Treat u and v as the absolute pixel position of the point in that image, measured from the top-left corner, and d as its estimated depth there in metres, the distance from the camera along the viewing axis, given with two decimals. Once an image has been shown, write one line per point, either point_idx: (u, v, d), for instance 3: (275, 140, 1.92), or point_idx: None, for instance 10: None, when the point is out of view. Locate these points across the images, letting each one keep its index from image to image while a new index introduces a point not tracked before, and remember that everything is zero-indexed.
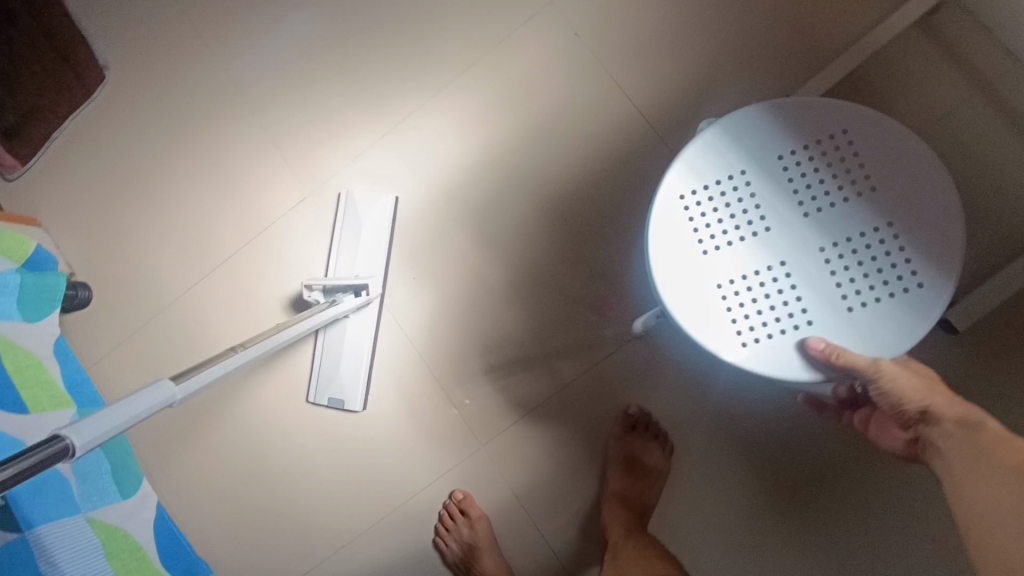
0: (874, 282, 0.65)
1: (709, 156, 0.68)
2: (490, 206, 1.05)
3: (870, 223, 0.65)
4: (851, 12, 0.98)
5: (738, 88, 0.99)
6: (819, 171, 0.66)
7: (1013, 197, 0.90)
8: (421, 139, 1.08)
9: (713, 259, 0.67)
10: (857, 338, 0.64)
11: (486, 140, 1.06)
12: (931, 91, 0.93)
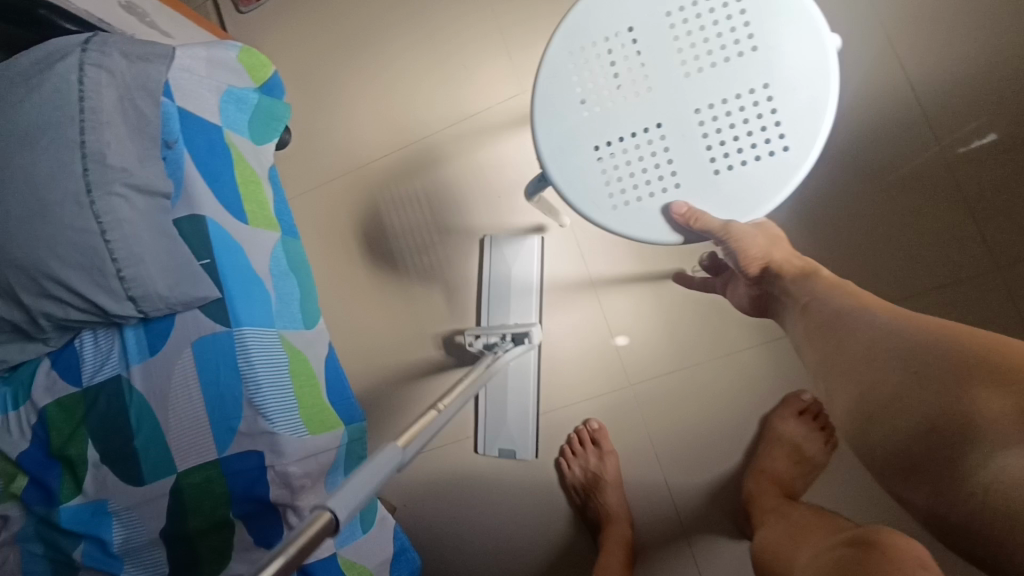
0: (752, 150, 0.62)
1: (596, 11, 0.64)
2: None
3: (744, 85, 0.62)
4: None
5: (1012, 94, 0.92)
6: (694, 30, 0.62)
7: None
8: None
9: (595, 121, 0.65)
10: (718, 205, 0.63)
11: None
12: None
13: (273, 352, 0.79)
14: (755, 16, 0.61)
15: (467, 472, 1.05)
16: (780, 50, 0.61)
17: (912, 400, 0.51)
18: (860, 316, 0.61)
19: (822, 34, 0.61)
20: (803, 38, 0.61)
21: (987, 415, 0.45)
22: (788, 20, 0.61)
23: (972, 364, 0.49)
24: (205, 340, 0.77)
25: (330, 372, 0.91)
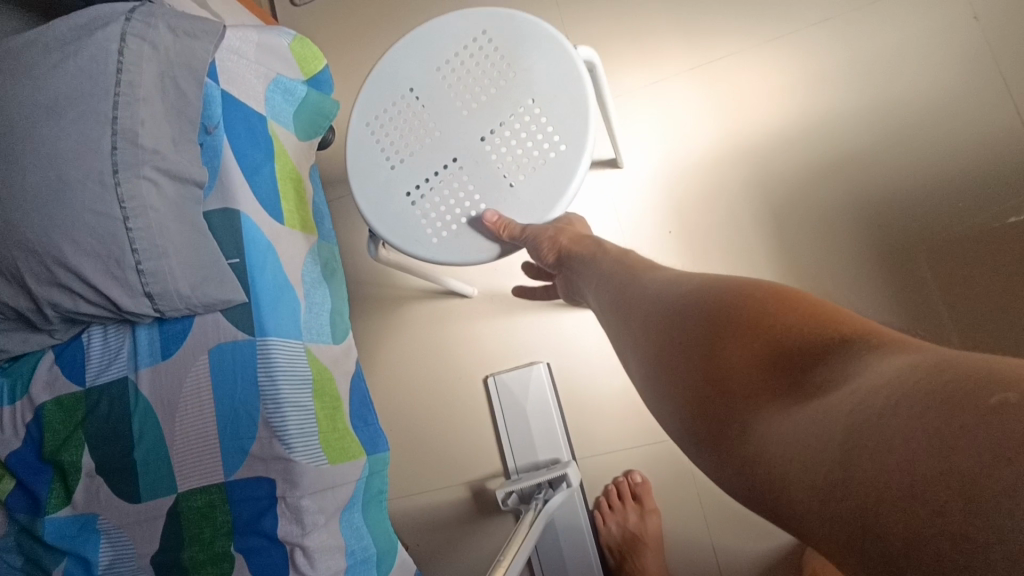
0: (515, 159, 0.61)
1: (375, 81, 0.66)
2: (795, 181, 0.88)
3: (517, 104, 0.61)
4: None
5: None
6: (456, 72, 0.63)
7: None
8: (731, 83, 0.92)
9: (397, 174, 0.64)
10: (531, 213, 0.61)
11: (823, 110, 0.88)
12: None
13: (300, 370, 0.71)
14: (507, 48, 0.62)
15: (491, 517, 0.95)
16: (532, 71, 0.61)
17: (683, 375, 0.44)
18: (652, 276, 0.56)
19: (555, 49, 0.61)
20: (555, 57, 0.61)
21: (744, 377, 0.39)
22: (540, 45, 0.61)
23: (745, 321, 0.42)
24: (224, 347, 0.70)
25: (356, 394, 0.82)
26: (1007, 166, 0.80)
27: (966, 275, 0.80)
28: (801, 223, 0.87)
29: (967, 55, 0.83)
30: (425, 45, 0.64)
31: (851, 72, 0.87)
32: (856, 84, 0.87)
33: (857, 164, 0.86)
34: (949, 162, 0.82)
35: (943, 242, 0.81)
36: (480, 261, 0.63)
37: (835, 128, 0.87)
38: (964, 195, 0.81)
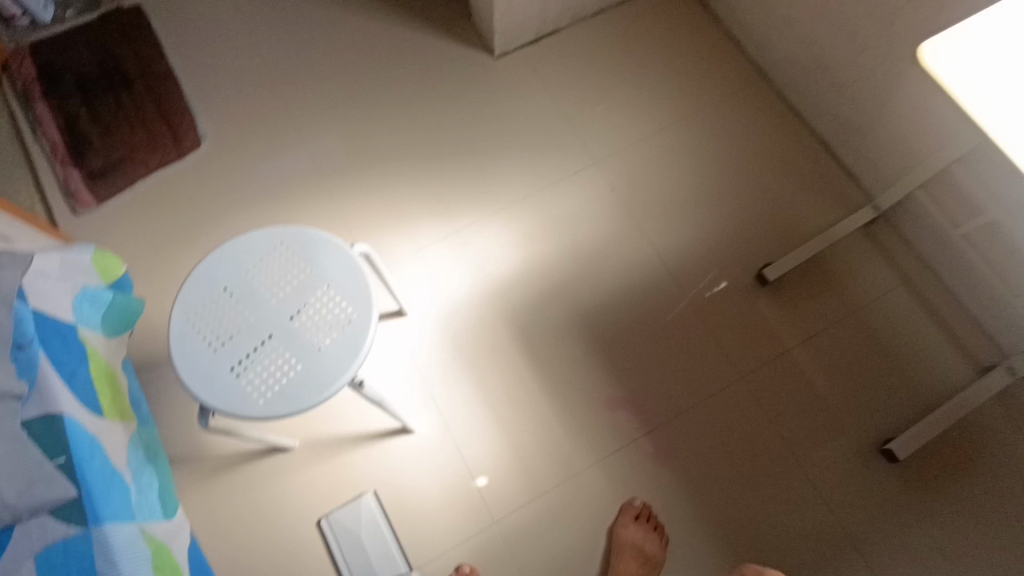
0: (320, 328, 0.80)
1: (193, 286, 0.83)
2: (533, 306, 1.21)
3: (314, 288, 0.82)
4: (822, 204, 1.27)
5: (729, 247, 1.25)
6: (263, 272, 0.83)
7: (933, 361, 1.17)
8: (476, 244, 1.25)
9: (220, 354, 0.79)
10: (339, 366, 0.78)
11: (541, 255, 1.25)
12: (873, 277, 1.23)
13: (137, 550, 0.76)
14: (301, 250, 0.84)
15: None
16: (322, 264, 0.83)
17: None
18: None
19: (336, 246, 0.84)
20: (336, 251, 0.84)
21: None
22: (325, 246, 0.84)
23: None
24: (53, 549, 0.72)
25: (194, 561, 0.88)
26: (653, 278, 1.24)
27: (650, 352, 1.19)
28: (543, 334, 1.19)
29: (615, 211, 1.29)
30: (235, 255, 0.84)
31: (552, 230, 1.28)
32: (558, 237, 1.27)
33: (569, 288, 1.23)
34: (622, 280, 1.24)
35: (631, 331, 1.20)
36: (306, 410, 0.77)
37: (551, 267, 1.24)
38: (636, 300, 1.22)
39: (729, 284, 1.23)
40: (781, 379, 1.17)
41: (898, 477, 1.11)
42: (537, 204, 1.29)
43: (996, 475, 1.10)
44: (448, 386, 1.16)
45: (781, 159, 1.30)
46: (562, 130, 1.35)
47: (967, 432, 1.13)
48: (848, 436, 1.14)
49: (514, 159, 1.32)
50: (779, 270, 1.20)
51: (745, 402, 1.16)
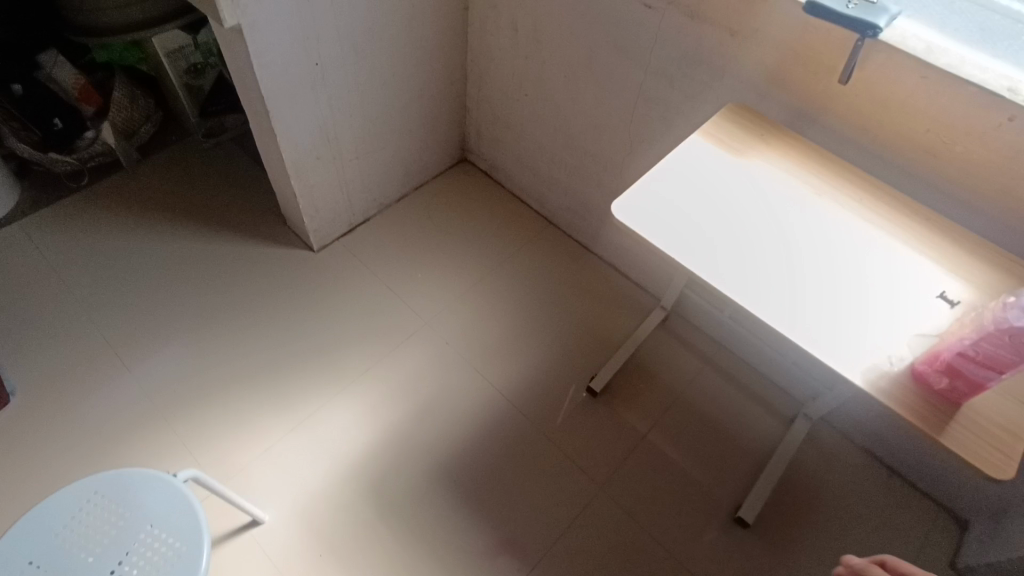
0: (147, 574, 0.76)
1: None
2: (394, 477, 1.23)
3: (138, 531, 0.79)
4: (625, 314, 1.48)
5: (560, 370, 1.39)
6: (76, 530, 0.79)
7: (750, 423, 1.34)
8: (326, 430, 1.28)
9: None
10: None
11: (392, 424, 1.29)
12: (682, 364, 1.42)
13: None
14: (119, 496, 0.82)
15: None
16: (144, 504, 0.81)
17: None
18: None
19: (158, 481, 0.83)
20: (159, 486, 0.83)
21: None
22: (146, 484, 0.83)
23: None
24: None
25: None
26: (501, 416, 1.32)
27: (515, 488, 1.24)
28: (410, 503, 1.20)
29: (454, 363, 1.39)
30: (42, 520, 0.79)
31: (398, 396, 1.33)
32: (405, 401, 1.33)
33: (426, 449, 1.27)
34: (474, 426, 1.30)
35: (494, 474, 1.25)
36: None
37: (404, 432, 1.29)
38: (491, 441, 1.29)
39: (568, 402, 1.35)
40: (634, 480, 1.27)
41: (757, 539, 1.21)
42: (378, 373, 1.35)
43: (829, 511, 1.25)
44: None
45: (582, 285, 1.52)
46: (390, 302, 1.47)
47: (795, 478, 1.29)
48: (705, 514, 1.24)
49: (350, 339, 1.40)
50: (604, 379, 1.35)
51: (610, 511, 1.23)
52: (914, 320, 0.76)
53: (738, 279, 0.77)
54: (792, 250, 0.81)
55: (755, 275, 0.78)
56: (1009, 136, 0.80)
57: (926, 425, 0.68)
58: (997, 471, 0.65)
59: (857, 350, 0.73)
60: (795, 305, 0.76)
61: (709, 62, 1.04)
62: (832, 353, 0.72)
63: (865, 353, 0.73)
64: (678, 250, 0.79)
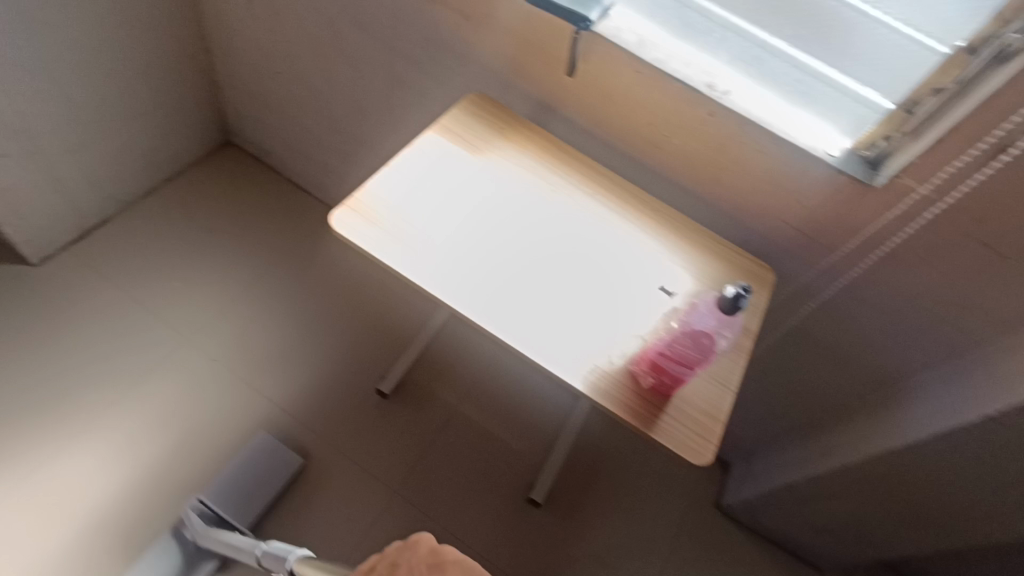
0: None
1: None
2: (163, 528, 1.09)
3: None
4: (417, 304, 1.43)
5: (348, 373, 1.32)
6: None
7: (543, 401, 1.39)
8: (68, 488, 1.08)
9: None
10: None
11: (156, 465, 1.14)
12: (476, 351, 1.42)
13: None
14: None
15: None
16: None
17: None
18: None
19: None
20: None
21: None
22: None
23: None
24: None
25: None
26: (288, 436, 1.23)
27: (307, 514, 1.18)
28: (182, 553, 1.07)
29: (226, 383, 1.25)
30: None
31: (159, 431, 1.17)
32: (172, 436, 1.17)
33: (200, 486, 1.14)
34: (258, 452, 1.20)
35: (282, 501, 1.17)
36: None
37: (173, 473, 1.14)
38: (276, 466, 1.20)
39: (358, 407, 1.29)
40: (431, 478, 1.26)
41: (549, 514, 1.28)
42: (133, 411, 1.17)
43: (615, 473, 1.37)
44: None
45: (373, 277, 1.43)
46: (144, 319, 1.27)
47: (584, 450, 1.37)
48: (500, 499, 1.27)
49: (93, 370, 1.19)
50: (395, 380, 1.30)
51: (407, 516, 1.21)
52: (640, 318, 0.78)
53: (474, 293, 0.76)
54: (532, 257, 0.81)
55: (492, 287, 0.77)
56: (714, 128, 0.85)
57: (640, 422, 0.71)
58: (694, 456, 0.71)
59: (583, 357, 0.74)
60: (521, 315, 0.75)
61: (451, 48, 0.98)
62: (554, 361, 0.72)
63: (585, 356, 0.74)
64: (413, 269, 0.76)
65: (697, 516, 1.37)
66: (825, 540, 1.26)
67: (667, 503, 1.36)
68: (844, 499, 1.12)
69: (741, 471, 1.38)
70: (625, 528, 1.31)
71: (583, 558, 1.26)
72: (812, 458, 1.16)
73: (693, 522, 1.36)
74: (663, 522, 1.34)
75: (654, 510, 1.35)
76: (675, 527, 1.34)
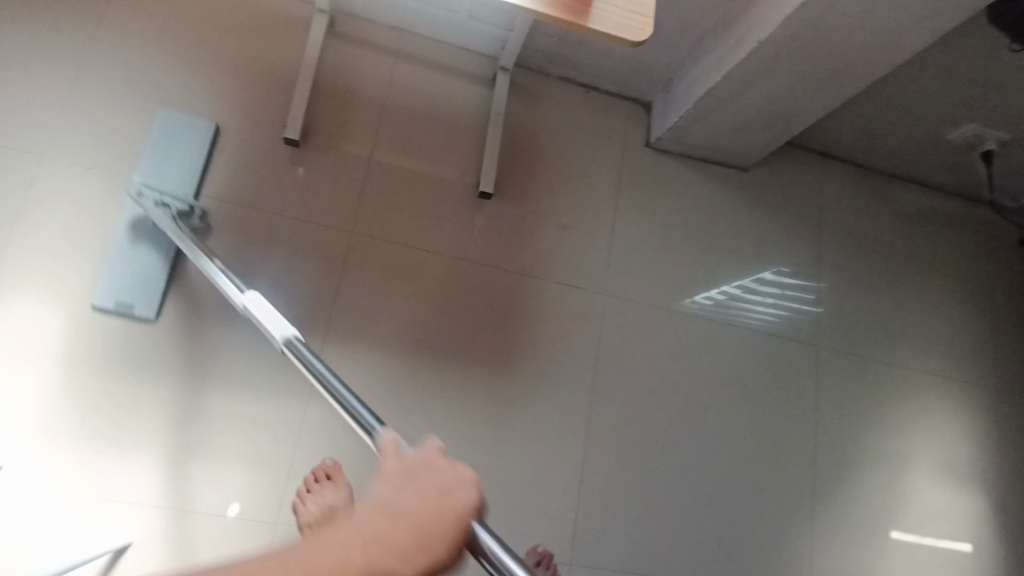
0: None
1: None
2: (190, 333, 1.09)
3: None
4: (285, 40, 1.26)
5: (246, 133, 1.20)
6: None
7: (458, 97, 1.33)
8: None
9: None
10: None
11: (144, 287, 1.08)
12: (369, 68, 1.29)
13: None
14: None
15: None
16: None
17: None
18: None
19: None
20: None
21: None
22: None
23: None
24: None
25: None
26: (217, 212, 1.15)
27: (274, 285, 1.15)
28: (256, 349, 1.11)
29: (92, 179, 1.10)
30: None
31: (80, 225, 1.08)
32: None
33: (220, 295, 1.12)
34: None
35: (246, 272, 1.14)
36: None
37: (179, 291, 1.10)
38: (220, 245, 1.14)
39: (275, 165, 1.20)
40: (380, 212, 1.24)
41: (503, 199, 1.32)
42: (21, 230, 1.05)
43: (549, 145, 1.38)
44: (182, 482, 1.03)
45: (219, 27, 1.23)
46: None
47: (515, 132, 1.36)
48: (453, 202, 1.29)
49: None
50: (297, 125, 1.18)
51: (371, 247, 1.22)
52: None
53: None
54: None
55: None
56: None
57: (572, 17, 0.68)
58: (635, 34, 0.69)
59: None
60: None
61: None
62: None
63: None
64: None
65: (636, 157, 1.44)
66: (750, 133, 1.35)
67: (605, 156, 1.42)
68: (761, 79, 1.17)
69: (663, 102, 1.41)
70: (575, 188, 1.38)
71: (546, 226, 1.34)
72: (726, 53, 1.18)
73: (634, 164, 1.44)
74: (609, 172, 1.41)
75: (596, 165, 1.41)
76: (619, 174, 1.42)
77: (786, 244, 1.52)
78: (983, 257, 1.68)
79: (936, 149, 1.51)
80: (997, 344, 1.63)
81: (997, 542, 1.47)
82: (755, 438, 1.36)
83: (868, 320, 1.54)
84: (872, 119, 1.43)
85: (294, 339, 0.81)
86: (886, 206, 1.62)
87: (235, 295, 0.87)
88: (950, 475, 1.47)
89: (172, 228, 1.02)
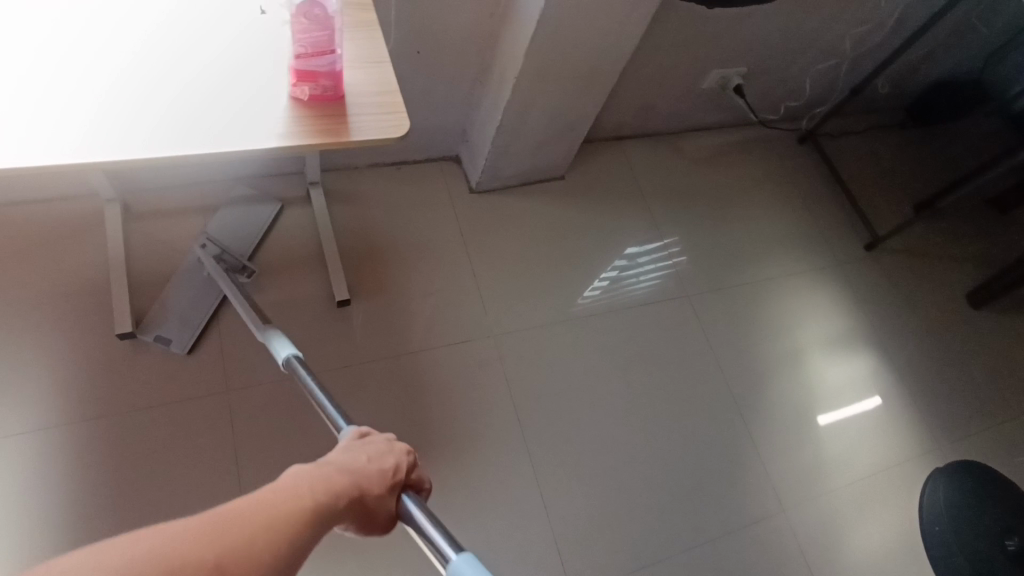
0: None
1: None
2: None
3: None
4: (82, 239, 1.22)
5: (76, 345, 1.13)
6: None
7: (279, 223, 1.35)
8: None
9: None
10: None
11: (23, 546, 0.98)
12: (179, 231, 1.27)
13: None
14: None
15: None
16: None
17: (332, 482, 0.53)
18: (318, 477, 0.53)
19: None
20: None
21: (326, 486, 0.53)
22: None
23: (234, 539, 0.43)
24: None
25: None
26: (76, 435, 1.07)
27: (166, 478, 1.08)
28: None
29: None
30: None
31: None
32: (29, 514, 1.00)
33: (112, 514, 1.04)
34: (19, 452, 1.04)
35: (131, 479, 1.07)
36: None
37: (64, 532, 1.01)
38: (92, 465, 1.06)
39: (121, 362, 1.14)
40: (246, 358, 1.21)
41: (362, 295, 1.34)
42: None
43: (384, 229, 1.43)
44: None
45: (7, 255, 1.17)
46: None
47: (348, 230, 1.40)
48: (316, 318, 1.29)
49: None
50: (126, 316, 1.15)
51: (253, 396, 1.18)
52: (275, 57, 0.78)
53: (112, 141, 0.68)
54: (140, 72, 0.73)
55: (128, 130, 0.69)
56: None
57: (333, 138, 0.75)
58: (394, 131, 0.77)
59: (255, 123, 0.73)
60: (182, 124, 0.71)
61: None
62: (240, 141, 0.71)
63: (266, 120, 0.74)
64: None
65: (466, 206, 1.53)
66: (549, 148, 1.49)
67: (438, 216, 1.49)
68: (532, 105, 1.31)
69: (467, 151, 1.52)
70: (424, 255, 1.44)
71: (412, 301, 1.38)
72: (497, 92, 1.31)
73: (467, 212, 1.53)
74: (448, 229, 1.49)
75: (434, 228, 1.48)
76: (458, 226, 1.50)
77: (624, 220, 1.67)
78: (777, 165, 1.95)
79: (700, 98, 1.75)
80: (820, 226, 1.88)
81: (894, 386, 1.67)
82: (674, 397, 1.47)
83: (717, 254, 1.72)
84: (639, 96, 1.63)
85: (296, 357, 0.95)
86: (687, 156, 1.84)
87: (258, 327, 1.04)
88: (835, 348, 1.67)
89: (219, 270, 1.18)
